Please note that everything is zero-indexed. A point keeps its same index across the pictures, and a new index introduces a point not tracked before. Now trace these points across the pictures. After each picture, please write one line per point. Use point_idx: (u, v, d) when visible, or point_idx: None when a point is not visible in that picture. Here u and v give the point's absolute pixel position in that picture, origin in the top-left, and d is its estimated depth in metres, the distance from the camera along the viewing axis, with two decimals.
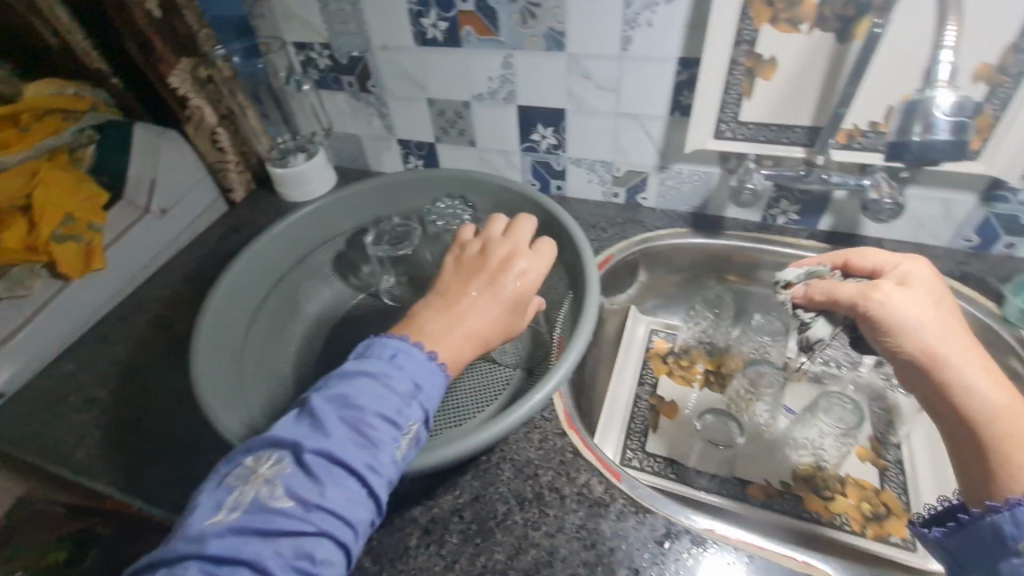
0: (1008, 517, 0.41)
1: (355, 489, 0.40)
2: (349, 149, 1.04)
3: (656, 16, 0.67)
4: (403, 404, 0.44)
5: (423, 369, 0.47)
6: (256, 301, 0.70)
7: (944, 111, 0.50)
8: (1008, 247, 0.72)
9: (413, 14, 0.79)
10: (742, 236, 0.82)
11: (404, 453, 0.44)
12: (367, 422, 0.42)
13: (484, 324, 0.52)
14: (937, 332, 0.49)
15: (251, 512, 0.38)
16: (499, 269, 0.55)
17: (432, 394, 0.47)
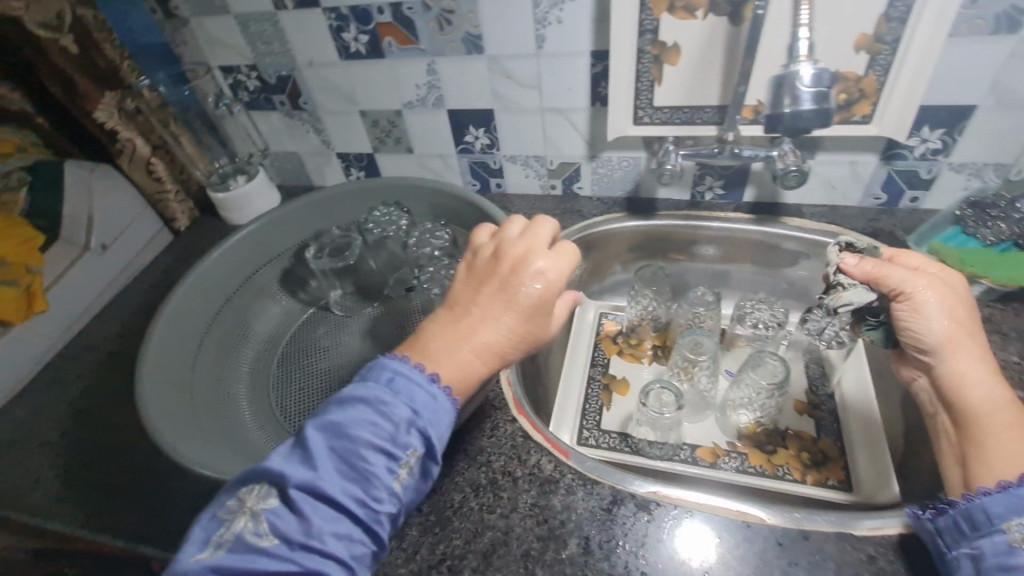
0: (1001, 499, 0.44)
1: (345, 523, 0.40)
2: (290, 167, 1.04)
3: (564, 13, 0.70)
4: (398, 435, 0.42)
5: (425, 397, 0.44)
6: (204, 325, 0.71)
7: (807, 83, 0.53)
8: (912, 200, 0.78)
9: (334, 29, 0.81)
10: (674, 215, 0.86)
11: (402, 484, 0.42)
12: (359, 456, 0.41)
13: (499, 340, 0.48)
14: (954, 329, 0.52)
15: (236, 551, 0.38)
16: (511, 274, 0.49)
17: (436, 422, 0.44)
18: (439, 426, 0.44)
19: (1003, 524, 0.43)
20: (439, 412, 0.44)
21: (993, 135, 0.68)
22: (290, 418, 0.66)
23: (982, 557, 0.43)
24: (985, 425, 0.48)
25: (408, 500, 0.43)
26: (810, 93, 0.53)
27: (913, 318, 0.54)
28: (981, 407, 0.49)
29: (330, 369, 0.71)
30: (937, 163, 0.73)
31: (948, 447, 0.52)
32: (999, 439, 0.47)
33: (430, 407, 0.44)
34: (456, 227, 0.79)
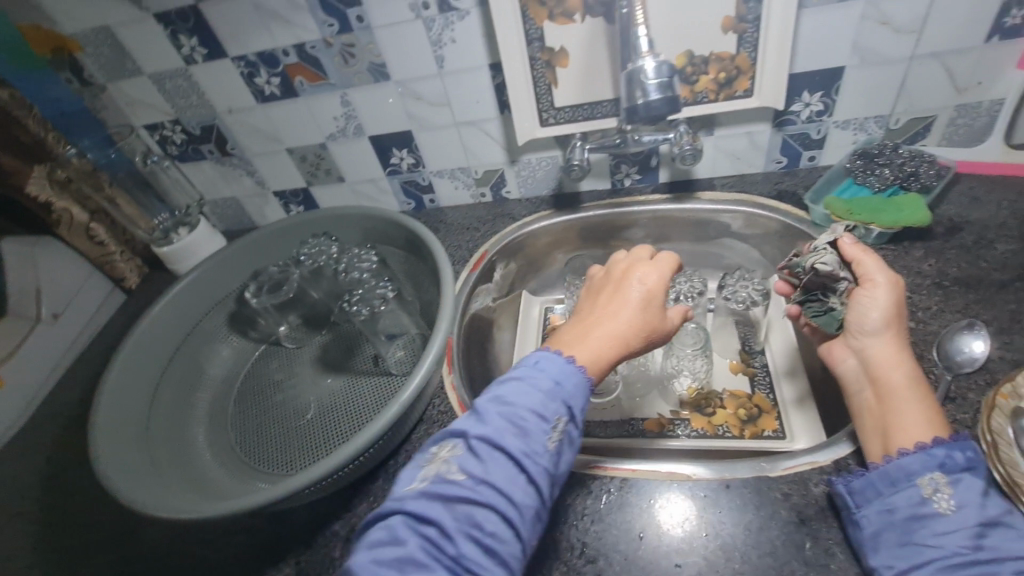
0: (919, 458, 0.45)
1: (513, 472, 0.44)
2: (232, 212, 1.07)
3: (456, 33, 0.74)
4: (548, 401, 0.48)
5: (569, 373, 0.50)
6: (156, 376, 0.73)
7: (651, 77, 0.59)
8: (810, 160, 0.83)
9: (245, 76, 0.84)
10: (598, 205, 0.90)
11: (555, 446, 0.47)
12: (521, 415, 0.47)
13: (626, 327, 0.57)
14: (897, 321, 0.54)
15: (436, 483, 0.44)
16: (621, 280, 0.61)
17: (576, 395, 0.50)
18: (578, 400, 0.50)
19: (918, 480, 0.44)
20: (577, 387, 0.50)
21: (866, 91, 0.74)
22: (251, 453, 0.69)
23: (897, 511, 0.44)
24: (904, 400, 0.49)
25: (561, 466, 0.47)
26: (655, 85, 0.59)
27: (867, 301, 0.55)
28: (904, 386, 0.50)
29: (286, 400, 0.74)
30: (823, 123, 0.78)
31: (867, 422, 0.52)
32: (917, 413, 0.48)
33: (571, 381, 0.50)
34: (387, 248, 0.82)
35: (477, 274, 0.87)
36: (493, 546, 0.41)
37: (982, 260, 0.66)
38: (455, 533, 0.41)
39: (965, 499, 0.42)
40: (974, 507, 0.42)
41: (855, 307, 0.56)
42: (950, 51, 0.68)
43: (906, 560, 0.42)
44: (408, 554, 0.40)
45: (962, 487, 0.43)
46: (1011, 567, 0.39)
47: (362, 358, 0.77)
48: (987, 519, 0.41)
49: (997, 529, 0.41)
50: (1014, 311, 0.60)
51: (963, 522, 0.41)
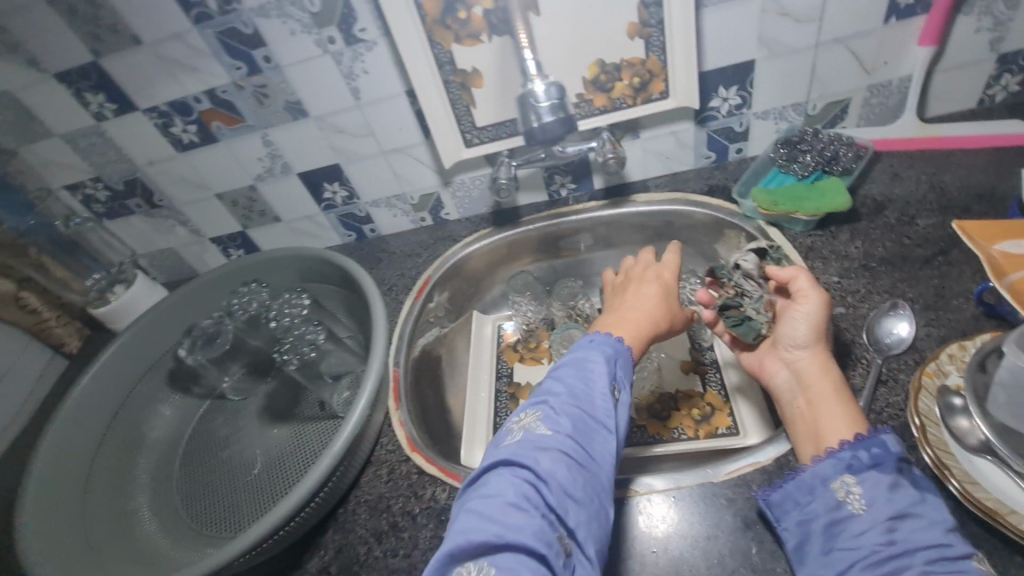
0: (828, 463, 0.46)
1: (595, 435, 0.47)
2: (170, 262, 1.04)
3: (367, 64, 0.73)
4: (612, 374, 0.53)
5: (620, 349, 0.55)
6: (93, 447, 0.70)
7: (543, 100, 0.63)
8: (738, 152, 0.83)
9: (160, 126, 0.81)
10: (536, 218, 0.90)
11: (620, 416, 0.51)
12: (594, 386, 0.51)
13: (657, 309, 0.64)
14: (824, 333, 0.56)
15: (529, 443, 0.46)
16: (643, 275, 0.70)
17: (625, 366, 0.55)
18: (628, 369, 0.55)
19: (830, 485, 0.45)
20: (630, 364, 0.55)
21: (779, 81, 0.74)
22: (198, 518, 0.66)
23: (814, 519, 0.45)
24: (831, 405, 0.52)
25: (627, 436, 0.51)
26: (547, 108, 0.63)
27: (797, 313, 0.57)
28: (832, 392, 0.53)
29: (232, 457, 0.72)
30: (744, 116, 0.78)
31: (800, 430, 0.53)
32: (842, 417, 0.50)
33: (623, 352, 0.55)
34: (324, 287, 0.80)
35: (421, 302, 0.85)
36: (584, 492, 0.43)
37: (906, 237, 0.66)
38: (556, 484, 0.43)
39: (873, 496, 0.43)
40: (883, 503, 0.42)
41: (789, 320, 0.58)
42: (853, 35, 0.69)
43: (829, 566, 0.43)
44: (507, 502, 0.41)
45: (870, 484, 0.44)
46: (923, 558, 0.39)
47: (308, 404, 0.75)
48: (897, 512, 0.42)
49: (907, 519, 0.41)
50: (937, 286, 0.61)
51: (873, 520, 0.42)
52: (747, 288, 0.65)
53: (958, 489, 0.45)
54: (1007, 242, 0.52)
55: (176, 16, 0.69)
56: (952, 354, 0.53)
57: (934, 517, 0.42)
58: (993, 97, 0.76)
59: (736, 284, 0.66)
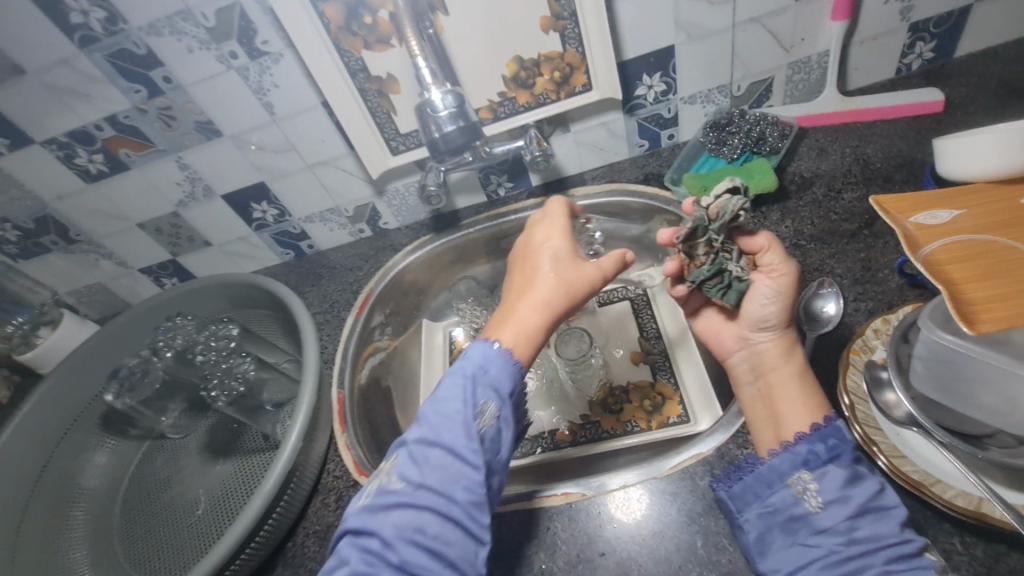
0: (787, 457, 0.47)
1: (448, 471, 0.43)
2: (101, 297, 0.99)
3: (276, 77, 0.70)
4: (472, 392, 0.46)
5: (494, 358, 0.48)
6: (23, 502, 0.66)
7: (444, 108, 0.61)
8: (670, 138, 0.83)
9: (63, 158, 0.76)
10: (477, 220, 0.88)
11: (488, 433, 0.45)
12: (451, 412, 0.45)
13: (543, 294, 0.52)
14: (790, 314, 0.54)
15: (379, 497, 0.44)
16: (530, 249, 0.57)
17: (509, 376, 0.48)
18: (510, 379, 0.48)
19: (788, 481, 0.46)
20: (502, 367, 0.47)
21: (700, 64, 0.74)
22: (141, 566, 0.64)
23: (775, 513, 0.46)
24: (796, 391, 0.51)
25: (501, 452, 0.46)
26: (446, 116, 0.61)
27: (767, 287, 0.54)
28: (798, 377, 0.52)
29: (174, 498, 0.69)
30: (671, 101, 0.78)
31: (760, 414, 0.53)
32: (799, 403, 0.50)
33: (505, 363, 0.48)
34: (259, 312, 0.77)
35: (362, 317, 0.82)
36: (436, 541, 0.42)
37: (832, 212, 0.67)
38: (399, 543, 0.41)
39: (834, 493, 0.44)
40: (845, 501, 0.43)
41: (757, 297, 0.54)
42: (766, 14, 0.69)
43: (790, 561, 0.44)
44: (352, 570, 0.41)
45: (829, 479, 0.45)
46: (884, 556, 0.41)
47: (250, 436, 0.72)
48: (858, 509, 0.43)
49: (868, 513, 0.43)
50: (863, 260, 0.61)
51: (834, 518, 0.43)
52: (728, 246, 0.55)
53: (885, 464, 0.45)
54: (920, 214, 0.53)
55: (58, 40, 0.64)
56: (876, 329, 0.53)
57: (889, 508, 0.43)
58: (909, 65, 0.77)
59: (715, 242, 0.54)
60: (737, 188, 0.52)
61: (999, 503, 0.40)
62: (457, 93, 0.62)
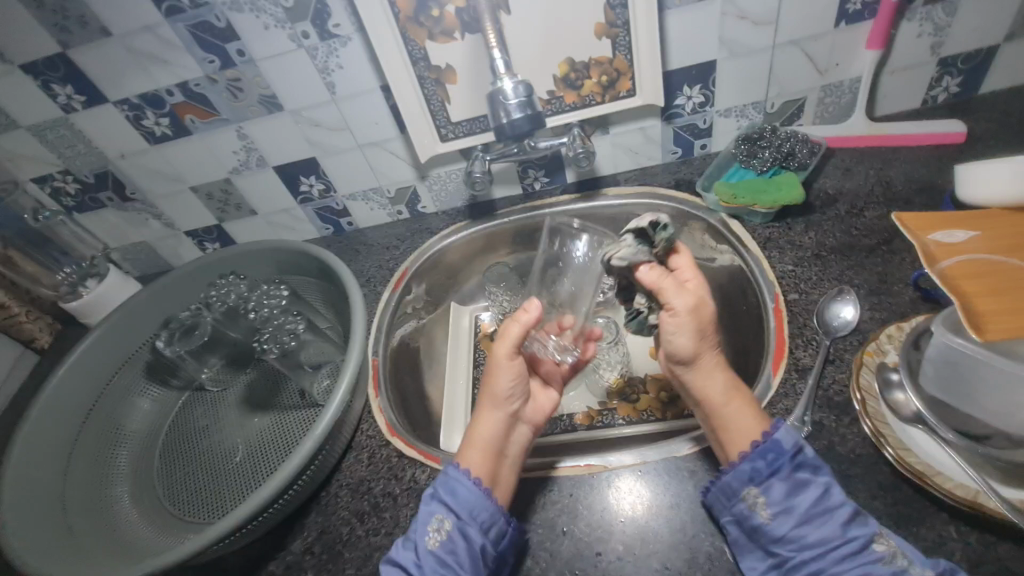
0: (733, 476, 0.51)
1: None
2: (145, 256, 1.04)
3: (342, 59, 0.74)
4: (424, 511, 0.54)
5: (444, 479, 0.56)
6: (73, 437, 0.70)
7: (513, 95, 0.66)
8: (703, 148, 0.87)
9: (131, 119, 0.81)
10: (512, 211, 0.92)
11: (440, 546, 0.52)
12: (410, 534, 0.54)
13: (490, 404, 0.62)
14: (699, 343, 0.57)
15: None
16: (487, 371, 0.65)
17: (461, 492, 0.55)
18: (463, 495, 0.54)
19: (740, 496, 0.50)
20: (450, 483, 0.55)
21: (739, 80, 0.78)
22: (180, 504, 0.68)
23: (739, 520, 0.50)
24: (730, 410, 0.54)
25: (456, 562, 0.51)
26: (515, 104, 0.66)
27: (674, 327, 0.57)
28: (727, 396, 0.55)
29: (213, 446, 0.73)
30: (708, 113, 0.82)
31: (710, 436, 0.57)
32: (736, 426, 0.53)
33: (456, 479, 0.55)
34: (304, 279, 0.82)
35: (398, 292, 0.87)
36: None
37: (855, 228, 0.71)
38: None
39: (779, 504, 0.48)
40: (789, 512, 0.47)
41: (667, 337, 0.58)
42: (805, 38, 0.74)
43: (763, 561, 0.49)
44: None
45: (774, 491, 0.49)
46: (834, 557, 0.45)
47: (288, 393, 0.76)
48: (802, 517, 0.47)
49: (812, 520, 0.46)
50: (881, 273, 0.65)
51: (784, 527, 0.47)
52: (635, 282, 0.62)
53: (892, 456, 0.49)
54: (939, 233, 0.57)
55: (146, 7, 0.69)
56: (890, 335, 0.57)
57: (835, 509, 0.46)
58: (935, 98, 0.81)
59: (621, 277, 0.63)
60: (642, 229, 0.61)
61: (995, 495, 0.44)
62: (526, 84, 0.66)
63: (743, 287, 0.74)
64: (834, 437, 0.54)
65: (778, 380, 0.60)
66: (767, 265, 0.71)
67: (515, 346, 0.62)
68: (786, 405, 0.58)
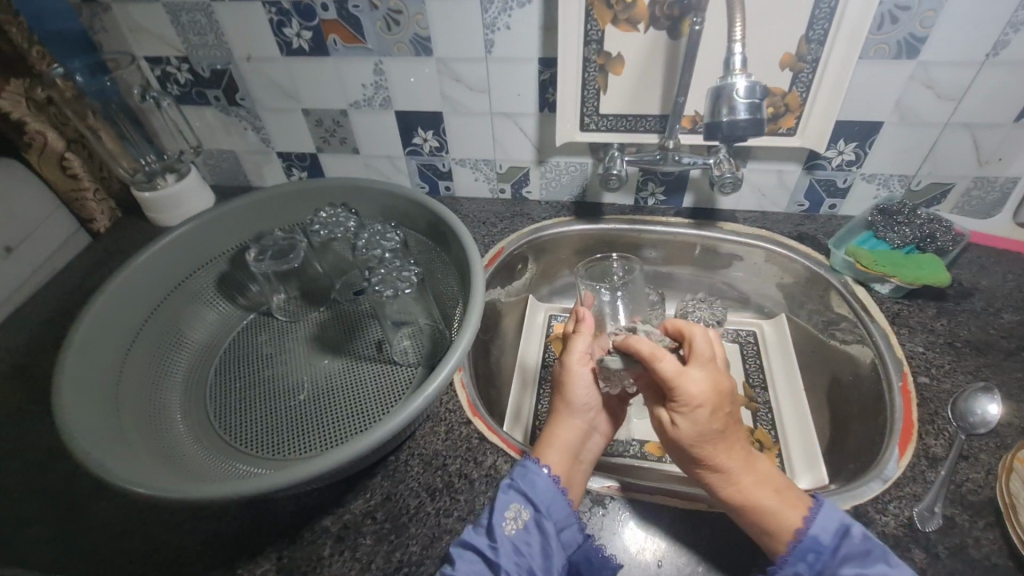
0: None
1: (480, 569, 0.48)
2: (226, 166, 1.00)
3: (513, 20, 0.71)
4: (501, 496, 0.52)
5: (521, 474, 0.54)
6: (135, 331, 0.66)
7: (741, 95, 0.56)
8: (831, 207, 0.85)
9: (274, 24, 0.77)
10: (621, 219, 0.88)
11: (517, 534, 0.50)
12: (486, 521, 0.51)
13: (565, 412, 0.61)
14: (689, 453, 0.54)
15: None
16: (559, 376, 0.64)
17: (541, 485, 0.53)
18: (542, 487, 0.52)
19: None
20: (530, 476, 0.53)
21: (898, 150, 0.76)
22: (232, 429, 0.63)
23: None
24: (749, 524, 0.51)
25: (528, 554, 0.50)
26: (745, 104, 0.56)
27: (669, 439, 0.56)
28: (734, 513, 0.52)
29: (275, 377, 0.68)
30: (852, 173, 0.80)
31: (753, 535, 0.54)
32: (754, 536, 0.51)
33: (536, 472, 0.53)
34: (406, 230, 0.78)
35: (490, 271, 0.83)
36: None
37: (992, 327, 0.68)
38: None
39: None
40: None
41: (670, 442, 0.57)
42: (981, 124, 0.71)
43: None
44: None
45: None
46: None
47: (364, 342, 0.72)
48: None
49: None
50: (1020, 379, 0.62)
51: None
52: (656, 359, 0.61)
53: None
54: None
55: None
56: None
57: None
58: None
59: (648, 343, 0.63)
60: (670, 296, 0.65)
61: None
62: (764, 86, 0.57)
63: (859, 357, 0.71)
64: (967, 537, 0.51)
65: (904, 463, 0.56)
66: (895, 340, 0.68)
67: (588, 352, 0.63)
68: (914, 489, 0.54)
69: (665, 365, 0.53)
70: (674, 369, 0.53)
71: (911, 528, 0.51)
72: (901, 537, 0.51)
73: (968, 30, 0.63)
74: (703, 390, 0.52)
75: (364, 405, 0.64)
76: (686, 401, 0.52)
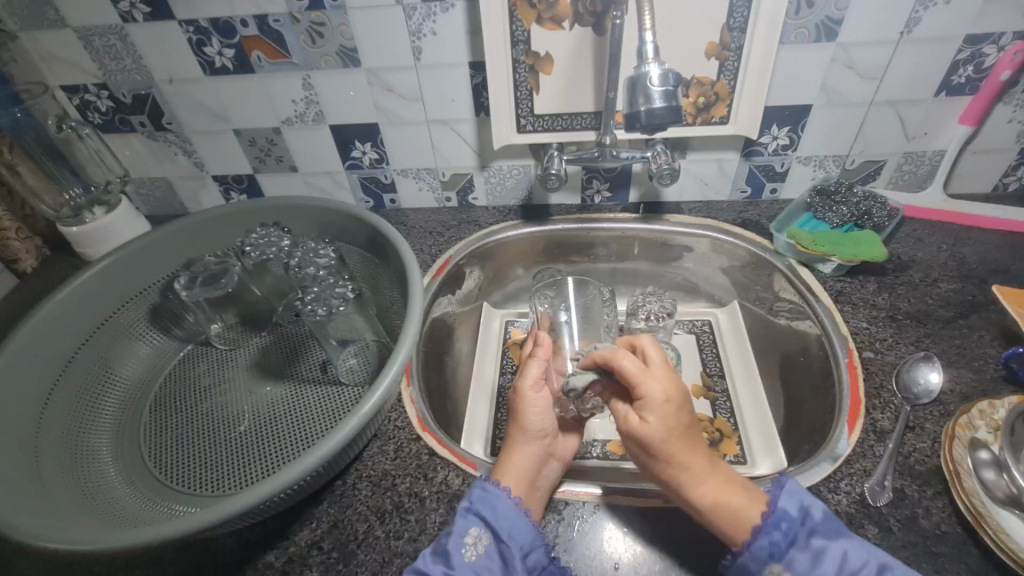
0: (751, 557, 0.47)
1: None
2: (160, 194, 0.96)
3: (438, 25, 0.70)
4: (459, 517, 0.50)
5: (481, 498, 0.52)
6: (58, 371, 0.62)
7: (655, 83, 0.56)
8: (773, 192, 0.86)
9: (193, 43, 0.75)
10: (570, 219, 0.88)
11: (475, 559, 0.48)
12: (443, 542, 0.49)
13: (522, 440, 0.59)
14: (663, 459, 0.51)
15: None
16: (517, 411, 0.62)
17: (501, 508, 0.51)
18: (503, 511, 0.51)
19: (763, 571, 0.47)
20: (488, 497, 0.52)
21: (828, 131, 0.77)
22: (169, 470, 0.59)
23: None
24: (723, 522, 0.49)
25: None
26: (660, 92, 0.56)
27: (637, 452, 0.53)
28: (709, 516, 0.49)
29: (212, 410, 0.65)
30: (788, 158, 0.81)
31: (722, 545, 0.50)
32: (738, 518, 0.48)
33: (496, 494, 0.52)
34: (345, 246, 0.76)
35: (437, 281, 0.81)
36: None
37: (929, 297, 0.69)
38: None
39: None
40: None
41: (636, 449, 0.53)
42: (904, 101, 0.73)
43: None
44: None
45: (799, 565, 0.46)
46: None
47: (307, 365, 0.69)
48: None
49: None
50: (958, 345, 0.63)
51: None
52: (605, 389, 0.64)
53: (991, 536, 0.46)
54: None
55: None
56: (982, 411, 0.54)
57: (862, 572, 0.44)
58: (1006, 185, 0.82)
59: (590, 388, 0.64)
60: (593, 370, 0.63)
61: None
62: (678, 73, 0.57)
63: (808, 336, 0.72)
64: (917, 508, 0.51)
65: (854, 439, 0.56)
66: (840, 317, 0.69)
67: (539, 377, 0.63)
68: (865, 465, 0.54)
69: (628, 361, 0.53)
70: (639, 363, 0.53)
71: (863, 504, 0.51)
72: (854, 514, 0.51)
73: (881, 8, 0.64)
74: (666, 392, 0.51)
75: (306, 429, 0.62)
76: (654, 397, 0.51)
